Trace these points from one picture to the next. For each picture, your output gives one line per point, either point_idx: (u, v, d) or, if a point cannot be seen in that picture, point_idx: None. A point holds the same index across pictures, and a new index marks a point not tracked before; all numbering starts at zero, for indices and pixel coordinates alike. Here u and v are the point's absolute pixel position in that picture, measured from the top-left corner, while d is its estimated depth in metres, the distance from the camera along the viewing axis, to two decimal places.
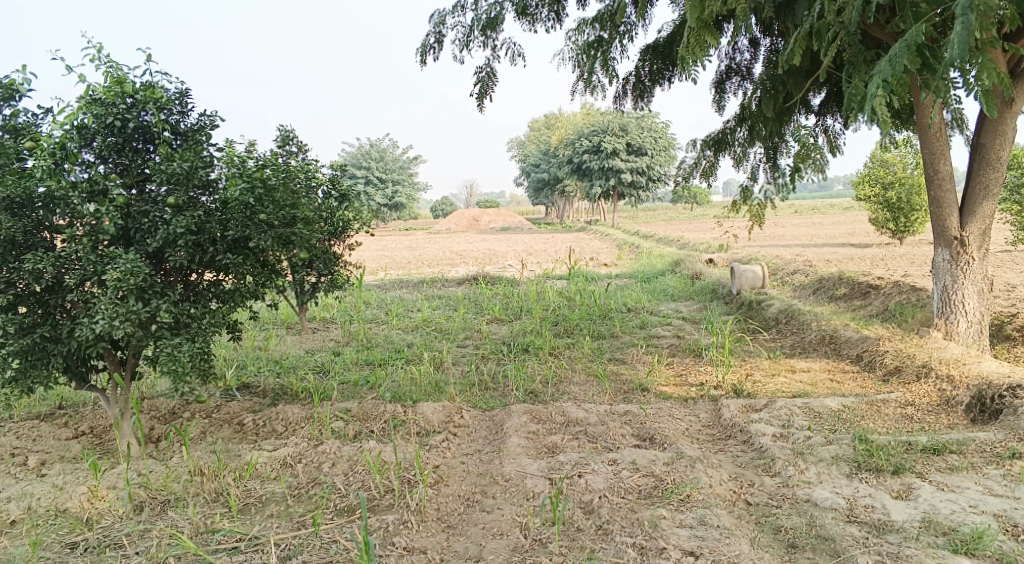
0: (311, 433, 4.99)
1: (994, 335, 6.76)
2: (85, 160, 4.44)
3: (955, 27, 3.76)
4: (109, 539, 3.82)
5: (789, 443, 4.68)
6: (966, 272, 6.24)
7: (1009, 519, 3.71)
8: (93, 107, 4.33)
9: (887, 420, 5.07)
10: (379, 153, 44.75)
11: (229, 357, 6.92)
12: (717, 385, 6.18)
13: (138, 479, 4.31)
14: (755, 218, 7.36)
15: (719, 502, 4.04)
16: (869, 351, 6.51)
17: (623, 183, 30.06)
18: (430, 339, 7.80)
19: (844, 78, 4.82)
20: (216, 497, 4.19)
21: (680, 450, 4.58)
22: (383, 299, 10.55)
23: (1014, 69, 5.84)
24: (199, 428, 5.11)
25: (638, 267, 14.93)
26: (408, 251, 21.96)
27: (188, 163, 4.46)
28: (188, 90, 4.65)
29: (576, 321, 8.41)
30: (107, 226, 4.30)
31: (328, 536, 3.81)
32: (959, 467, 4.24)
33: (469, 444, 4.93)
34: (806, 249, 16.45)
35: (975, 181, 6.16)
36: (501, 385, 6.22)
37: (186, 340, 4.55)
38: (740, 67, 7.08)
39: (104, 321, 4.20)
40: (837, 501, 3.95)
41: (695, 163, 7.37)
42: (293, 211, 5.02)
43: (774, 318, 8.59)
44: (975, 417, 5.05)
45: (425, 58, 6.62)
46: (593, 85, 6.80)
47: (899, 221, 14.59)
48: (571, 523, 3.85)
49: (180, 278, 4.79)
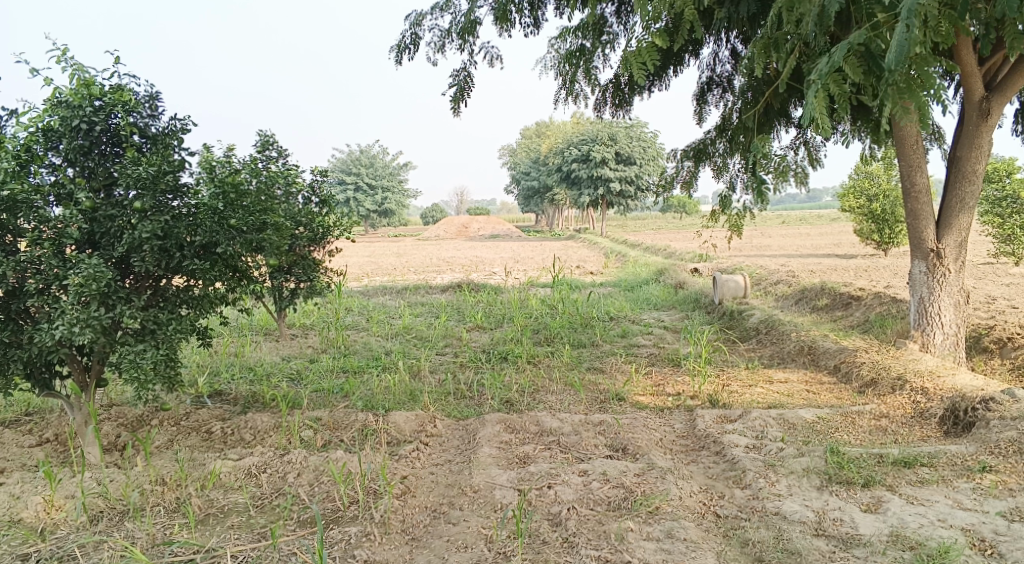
0: (278, 442, 4.90)
1: (971, 346, 6.77)
2: (52, 163, 4.37)
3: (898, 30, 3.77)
4: (61, 551, 3.73)
5: (761, 455, 4.66)
6: (943, 283, 6.24)
7: (977, 533, 3.69)
8: (59, 109, 4.25)
9: (861, 432, 5.06)
10: (368, 160, 44.69)
11: (202, 364, 6.82)
12: (694, 395, 6.14)
13: (97, 488, 4.23)
14: (734, 228, 7.28)
15: (688, 514, 4.00)
16: (847, 362, 6.50)
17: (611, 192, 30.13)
18: (408, 346, 7.73)
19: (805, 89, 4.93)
20: (177, 507, 4.13)
21: (652, 461, 4.55)
22: (364, 305, 10.46)
23: (991, 81, 5.85)
24: (166, 436, 5.03)
25: (623, 276, 14.93)
26: (394, 257, 21.88)
27: (155, 168, 4.35)
28: (158, 93, 4.57)
29: (556, 330, 8.36)
30: (71, 231, 4.23)
31: (288, 549, 3.76)
32: (929, 481, 4.22)
33: (440, 454, 4.87)
34: (792, 260, 16.48)
35: (951, 194, 6.18)
36: (477, 394, 6.16)
37: (151, 347, 4.45)
38: (721, 79, 7.09)
39: (64, 328, 4.10)
40: (806, 514, 3.92)
41: (675, 173, 7.34)
42: (262, 216, 4.93)
43: (754, 328, 8.57)
44: (948, 429, 5.04)
45: (401, 57, 6.58)
46: (574, 94, 6.76)
47: (883, 232, 14.66)
48: (537, 536, 3.81)
49: (148, 283, 4.71)
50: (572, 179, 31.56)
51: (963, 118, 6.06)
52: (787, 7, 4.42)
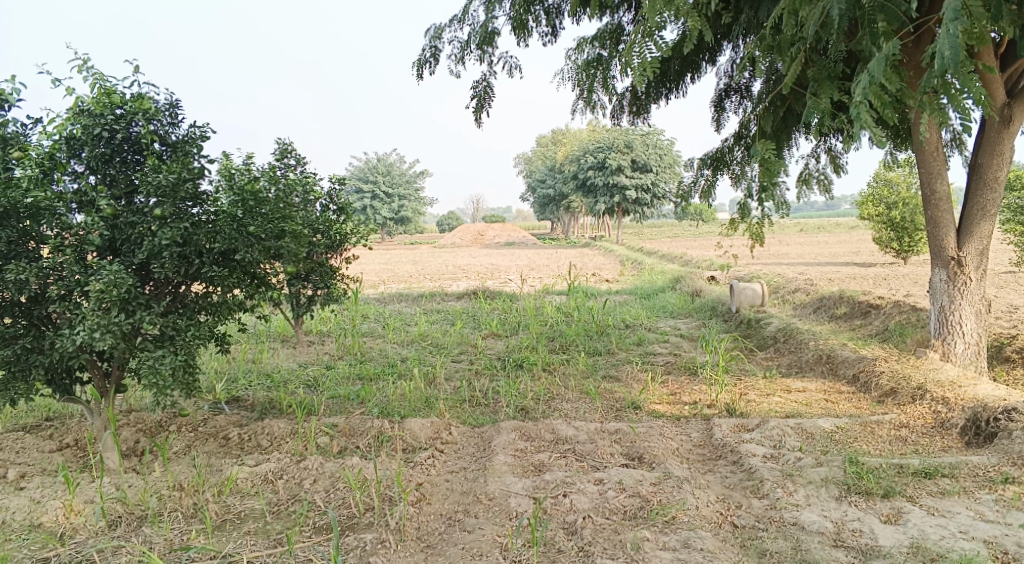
0: (295, 448, 4.93)
1: (993, 356, 6.67)
2: (74, 171, 4.43)
3: (944, 30, 3.70)
4: (80, 555, 3.78)
5: (779, 464, 4.62)
6: (964, 292, 6.16)
7: (1000, 546, 3.63)
8: (81, 118, 4.30)
9: (881, 442, 4.99)
10: (385, 168, 45.02)
11: (219, 370, 6.88)
12: (711, 404, 6.10)
13: (116, 493, 4.28)
14: (755, 237, 7.18)
15: (705, 524, 3.97)
16: (866, 371, 6.43)
17: (627, 200, 30.04)
18: (424, 353, 7.75)
19: (808, 95, 4.84)
20: (194, 513, 4.16)
21: (669, 470, 4.52)
22: (380, 312, 10.51)
23: (1012, 90, 5.81)
24: (184, 442, 5.06)
25: (639, 283, 14.86)
26: (411, 265, 21.94)
27: (175, 175, 4.41)
28: (178, 101, 4.64)
29: (572, 338, 8.33)
30: (92, 238, 4.28)
31: (303, 555, 3.78)
32: (950, 492, 4.16)
33: (455, 462, 4.87)
34: (810, 268, 16.32)
35: (972, 202, 6.11)
36: (492, 401, 6.16)
37: (169, 353, 4.49)
38: (739, 86, 7.07)
39: (85, 333, 4.14)
40: (824, 525, 3.88)
41: (693, 182, 7.29)
42: (281, 223, 4.98)
43: (772, 337, 8.50)
44: (969, 440, 4.95)
45: (422, 71, 6.64)
46: (592, 104, 6.79)
47: (903, 240, 14.49)
48: (552, 544, 3.80)
49: (167, 289, 4.76)
50: (588, 187, 31.53)
51: (984, 125, 6.01)
52: (788, 13, 4.37)
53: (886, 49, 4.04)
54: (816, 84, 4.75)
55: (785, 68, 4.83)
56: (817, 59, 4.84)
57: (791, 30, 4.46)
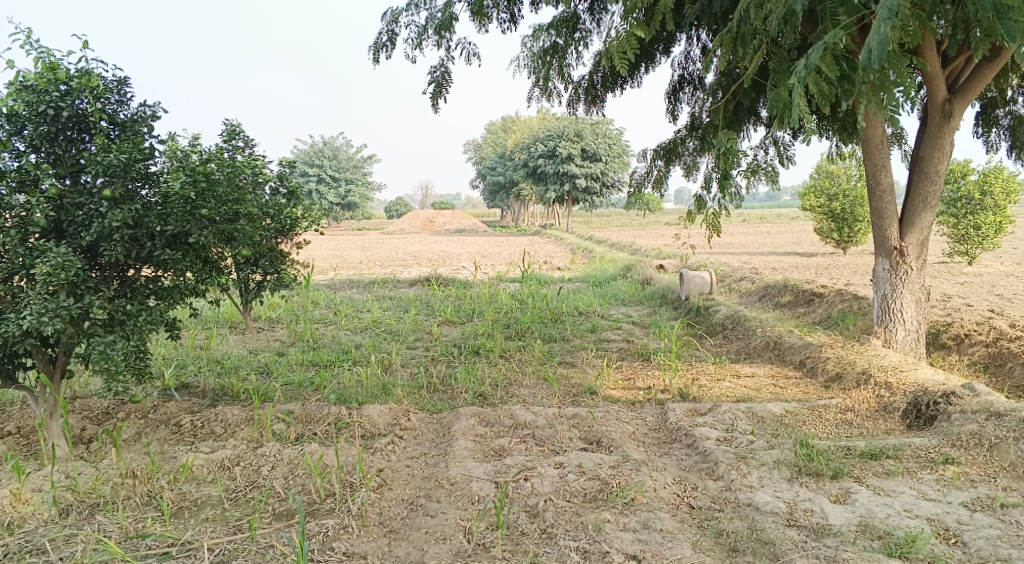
0: (250, 435, 4.85)
1: (930, 342, 6.97)
2: (15, 149, 4.22)
3: (877, 27, 3.65)
4: (30, 545, 3.65)
5: (732, 447, 4.75)
6: (905, 281, 6.41)
7: (941, 523, 3.82)
8: (23, 94, 4.11)
9: (828, 425, 5.18)
10: (333, 152, 44.26)
11: (168, 357, 6.69)
12: (664, 389, 6.22)
13: (65, 481, 4.14)
14: (711, 227, 7.14)
15: (663, 505, 4.06)
16: (812, 357, 6.65)
17: (577, 189, 30.22)
18: (378, 340, 7.69)
19: (770, 86, 4.94)
20: (148, 501, 4.05)
21: (626, 453, 4.61)
22: (331, 298, 10.36)
23: (952, 86, 6.05)
24: (134, 429, 4.92)
25: (590, 271, 15.03)
26: (360, 251, 21.64)
27: (126, 154, 4.23)
28: (127, 78, 4.46)
29: (527, 324, 8.38)
30: (37, 218, 4.08)
31: (266, 541, 3.72)
32: (895, 472, 4.35)
33: (415, 447, 4.86)
34: (754, 257, 16.75)
35: (915, 194, 6.35)
36: (449, 388, 6.14)
37: (121, 338, 4.34)
38: (693, 78, 7.18)
39: (32, 317, 3.96)
40: (777, 505, 4.00)
41: (646, 173, 7.34)
42: (235, 206, 4.89)
43: (720, 324, 8.71)
44: (911, 423, 5.18)
45: (379, 55, 6.53)
46: (549, 91, 6.78)
47: (843, 231, 14.98)
48: (515, 527, 3.84)
49: (115, 273, 4.58)
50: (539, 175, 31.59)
51: (926, 120, 6.26)
52: (755, 6, 4.44)
53: (828, 36, 4.06)
54: (779, 78, 4.82)
55: (746, 60, 4.89)
56: (778, 51, 4.91)
57: (756, 23, 4.49)
